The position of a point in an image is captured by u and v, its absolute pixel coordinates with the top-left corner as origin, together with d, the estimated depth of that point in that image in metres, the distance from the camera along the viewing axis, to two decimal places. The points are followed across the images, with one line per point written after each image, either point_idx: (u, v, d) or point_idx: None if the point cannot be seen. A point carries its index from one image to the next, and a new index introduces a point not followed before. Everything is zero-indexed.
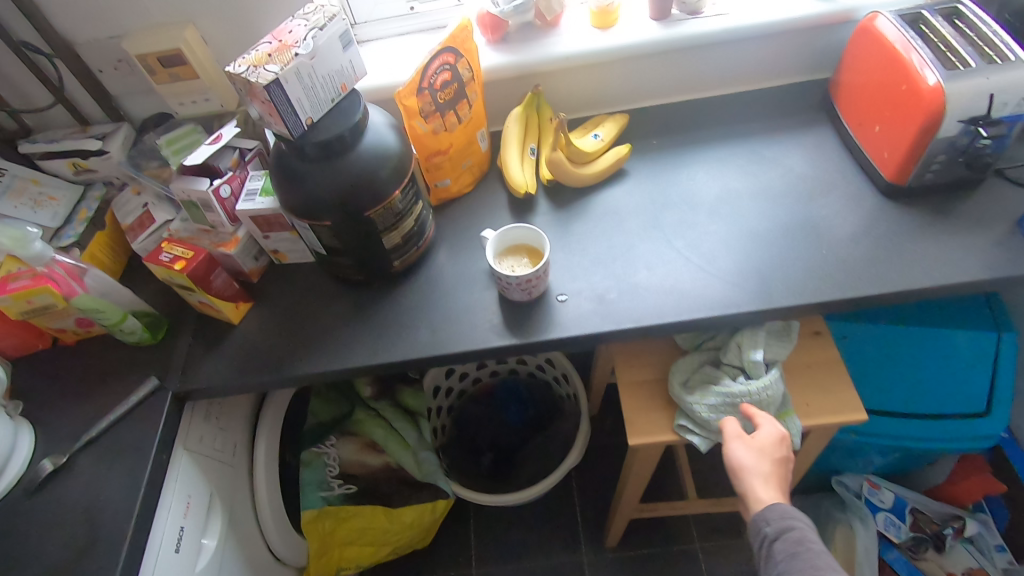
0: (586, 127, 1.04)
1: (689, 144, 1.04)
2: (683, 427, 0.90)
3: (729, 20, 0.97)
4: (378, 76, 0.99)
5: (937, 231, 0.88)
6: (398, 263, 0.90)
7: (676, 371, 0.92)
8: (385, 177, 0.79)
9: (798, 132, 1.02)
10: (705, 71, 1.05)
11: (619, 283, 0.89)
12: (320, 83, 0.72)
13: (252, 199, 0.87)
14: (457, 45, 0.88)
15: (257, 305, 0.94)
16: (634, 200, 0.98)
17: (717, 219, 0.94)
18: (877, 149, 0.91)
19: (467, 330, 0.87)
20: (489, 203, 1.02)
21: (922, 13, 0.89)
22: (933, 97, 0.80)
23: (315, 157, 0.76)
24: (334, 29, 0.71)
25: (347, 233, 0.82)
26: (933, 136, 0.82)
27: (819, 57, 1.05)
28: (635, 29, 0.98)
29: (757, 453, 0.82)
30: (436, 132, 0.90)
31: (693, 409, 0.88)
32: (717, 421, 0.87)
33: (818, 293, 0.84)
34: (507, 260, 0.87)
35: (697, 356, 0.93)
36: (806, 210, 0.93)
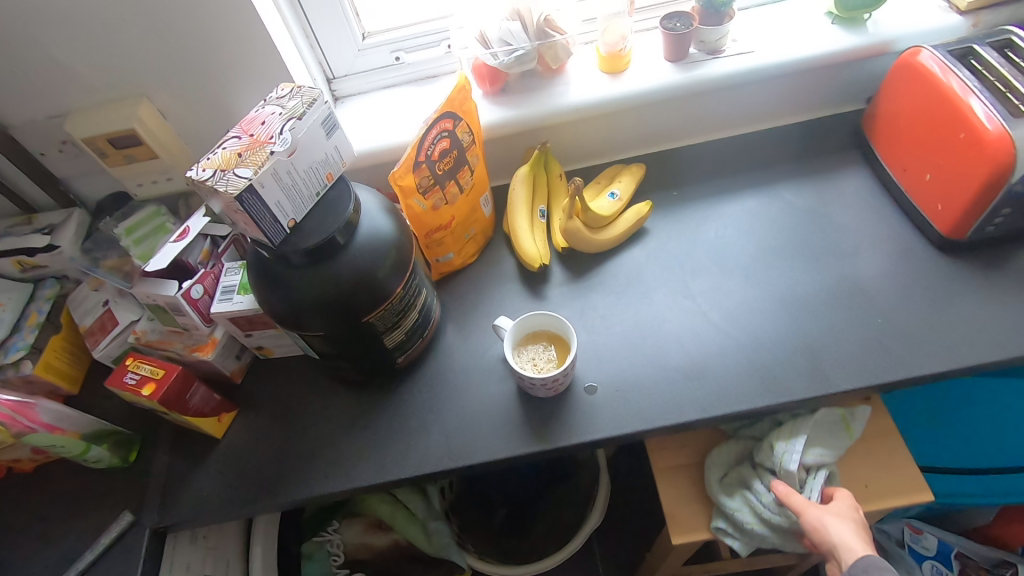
0: (600, 183, 0.94)
1: (712, 194, 0.94)
2: (722, 529, 0.81)
3: (754, 59, 0.87)
4: (365, 140, 0.88)
5: (1001, 289, 0.79)
6: (402, 359, 0.79)
7: (713, 464, 0.84)
8: (384, 275, 0.68)
9: (833, 176, 0.93)
10: (726, 111, 0.95)
11: (653, 366, 0.79)
12: (302, 180, 0.60)
13: (229, 298, 0.76)
14: (455, 109, 0.77)
15: (242, 411, 0.83)
16: (660, 264, 0.88)
17: (755, 282, 0.84)
18: (926, 199, 0.82)
19: (486, 433, 0.76)
20: (497, 274, 0.91)
21: (973, 46, 0.80)
22: (999, 149, 0.71)
23: (301, 261, 0.65)
24: (316, 116, 0.60)
25: (344, 338, 0.71)
26: (998, 191, 0.73)
27: (849, 89, 0.95)
28: (650, 73, 0.88)
29: (838, 515, 0.73)
30: (436, 208, 0.80)
31: (737, 516, 0.78)
32: (762, 530, 0.79)
33: (880, 372, 0.74)
34: (526, 350, 0.77)
35: (733, 449, 0.84)
36: (852, 268, 0.84)
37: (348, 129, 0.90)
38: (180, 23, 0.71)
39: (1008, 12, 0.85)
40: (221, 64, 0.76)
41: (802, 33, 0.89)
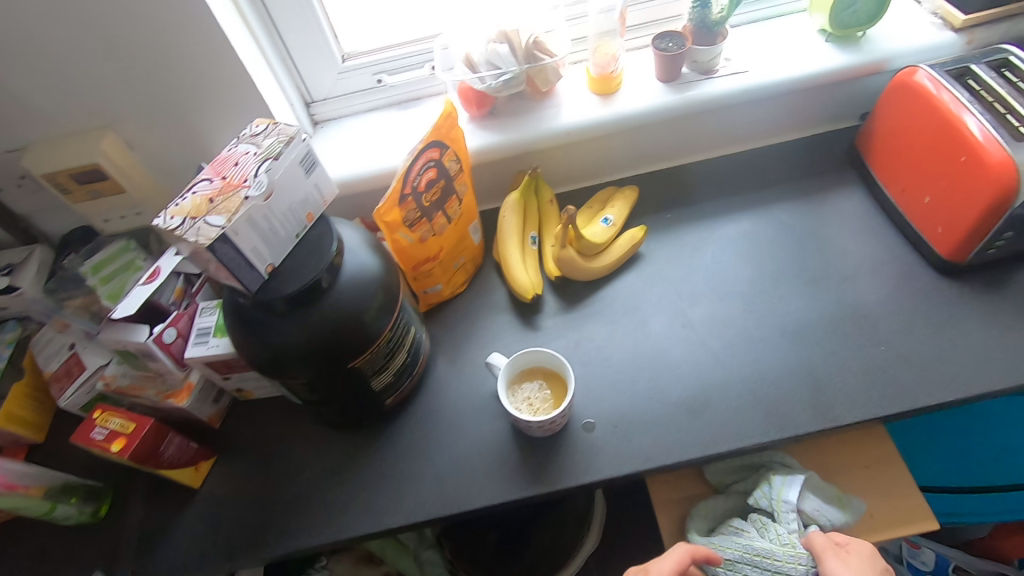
0: (593, 207, 0.90)
1: (707, 216, 0.92)
2: None
3: (748, 78, 0.85)
4: (346, 168, 0.84)
5: (1004, 313, 0.77)
6: (390, 400, 0.75)
7: (697, 517, 0.80)
8: (371, 318, 0.64)
9: (828, 196, 0.91)
10: (719, 130, 0.93)
11: (652, 400, 0.76)
12: (280, 223, 0.56)
13: (204, 342, 0.71)
14: (442, 138, 0.74)
15: (221, 458, 0.78)
16: (656, 291, 0.86)
17: (754, 310, 0.82)
18: (926, 222, 0.80)
19: (480, 477, 0.73)
20: (488, 304, 0.87)
21: (971, 66, 0.78)
22: (1002, 173, 0.69)
23: (281, 307, 0.61)
24: (294, 154, 0.56)
25: (328, 384, 0.67)
26: (1001, 216, 0.71)
27: (843, 106, 0.94)
28: (642, 94, 0.86)
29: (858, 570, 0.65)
30: (424, 240, 0.76)
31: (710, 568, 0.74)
32: None
33: (885, 402, 0.72)
34: (521, 389, 0.73)
35: (722, 503, 0.80)
36: (851, 293, 0.82)
37: (329, 155, 0.86)
38: (145, 52, 0.67)
39: (1003, 29, 0.84)
40: (191, 93, 0.72)
41: (795, 51, 0.87)
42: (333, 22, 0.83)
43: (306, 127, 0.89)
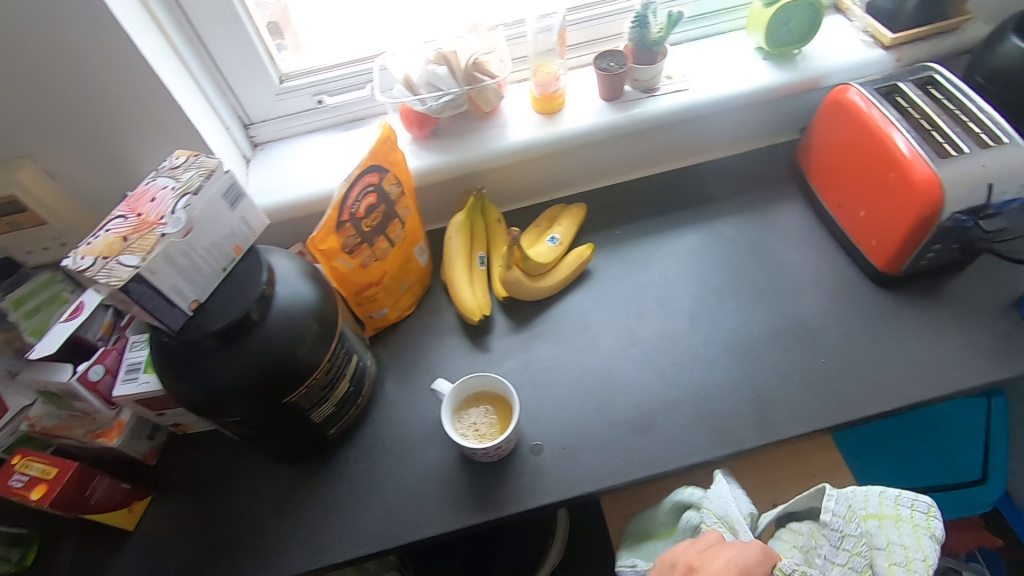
0: (540, 226, 0.90)
1: (654, 232, 0.92)
2: None
3: (688, 96, 0.86)
4: (287, 192, 0.82)
5: (935, 323, 0.80)
6: (334, 430, 0.73)
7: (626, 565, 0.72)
8: (306, 351, 0.62)
9: (770, 209, 0.93)
10: (663, 145, 0.94)
11: (599, 420, 0.76)
12: (204, 260, 0.54)
13: (134, 379, 0.68)
14: (380, 162, 0.73)
15: (157, 496, 0.75)
16: (604, 308, 0.86)
17: (699, 326, 0.83)
18: (861, 235, 0.82)
19: (428, 506, 0.71)
20: (436, 326, 0.86)
21: (898, 84, 0.80)
22: (927, 190, 0.71)
23: (209, 343, 0.59)
24: (215, 188, 0.54)
25: (265, 419, 0.64)
26: (929, 231, 0.73)
27: (782, 121, 0.96)
28: (585, 113, 0.86)
29: None
30: (365, 266, 0.75)
31: None
32: None
33: (825, 415, 0.73)
34: (466, 415, 0.72)
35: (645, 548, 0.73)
36: (793, 306, 0.83)
37: (269, 179, 0.84)
38: (62, 80, 0.64)
39: (927, 47, 0.87)
40: (115, 120, 0.69)
41: (734, 69, 0.88)
42: (268, 43, 0.81)
43: (245, 150, 0.86)
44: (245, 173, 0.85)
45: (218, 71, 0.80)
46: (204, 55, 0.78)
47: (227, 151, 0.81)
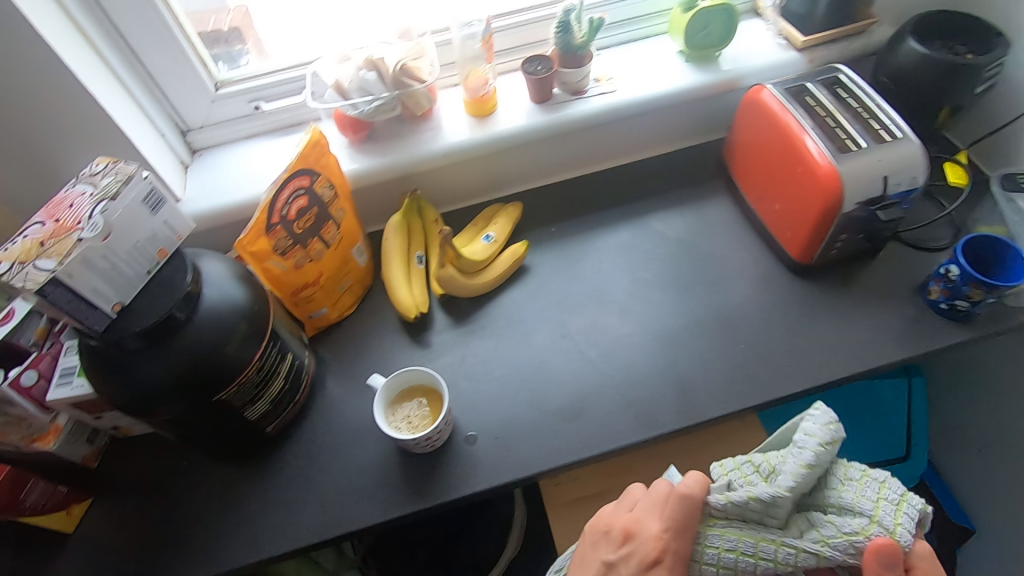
0: (477, 224, 0.94)
1: (588, 228, 0.96)
2: None
3: (614, 97, 0.90)
4: (224, 196, 0.83)
5: (848, 308, 0.84)
6: (271, 427, 0.75)
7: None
8: (235, 349, 0.64)
9: (698, 204, 0.97)
10: (595, 145, 0.98)
11: (531, 409, 0.79)
12: (124, 262, 0.57)
13: (68, 383, 0.69)
14: (311, 166, 0.75)
15: (98, 498, 0.76)
16: (539, 303, 0.89)
17: (629, 317, 0.86)
18: (778, 227, 0.87)
19: (364, 497, 0.74)
20: (377, 325, 0.88)
21: (805, 84, 0.85)
22: (828, 183, 0.76)
23: (135, 344, 0.61)
24: (133, 193, 0.57)
25: (197, 417, 0.66)
26: (833, 221, 0.78)
27: (709, 120, 1.00)
28: (516, 115, 0.89)
29: None
30: (299, 266, 0.77)
31: None
32: None
33: (743, 397, 0.77)
34: (400, 408, 0.75)
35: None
36: (717, 296, 0.87)
37: (207, 184, 0.85)
38: None
39: (837, 49, 0.92)
40: (44, 129, 0.71)
41: (658, 71, 0.93)
42: (201, 51, 0.83)
43: (182, 156, 0.87)
44: (184, 179, 0.86)
45: (151, 79, 0.81)
46: (135, 63, 0.79)
47: (163, 157, 0.82)
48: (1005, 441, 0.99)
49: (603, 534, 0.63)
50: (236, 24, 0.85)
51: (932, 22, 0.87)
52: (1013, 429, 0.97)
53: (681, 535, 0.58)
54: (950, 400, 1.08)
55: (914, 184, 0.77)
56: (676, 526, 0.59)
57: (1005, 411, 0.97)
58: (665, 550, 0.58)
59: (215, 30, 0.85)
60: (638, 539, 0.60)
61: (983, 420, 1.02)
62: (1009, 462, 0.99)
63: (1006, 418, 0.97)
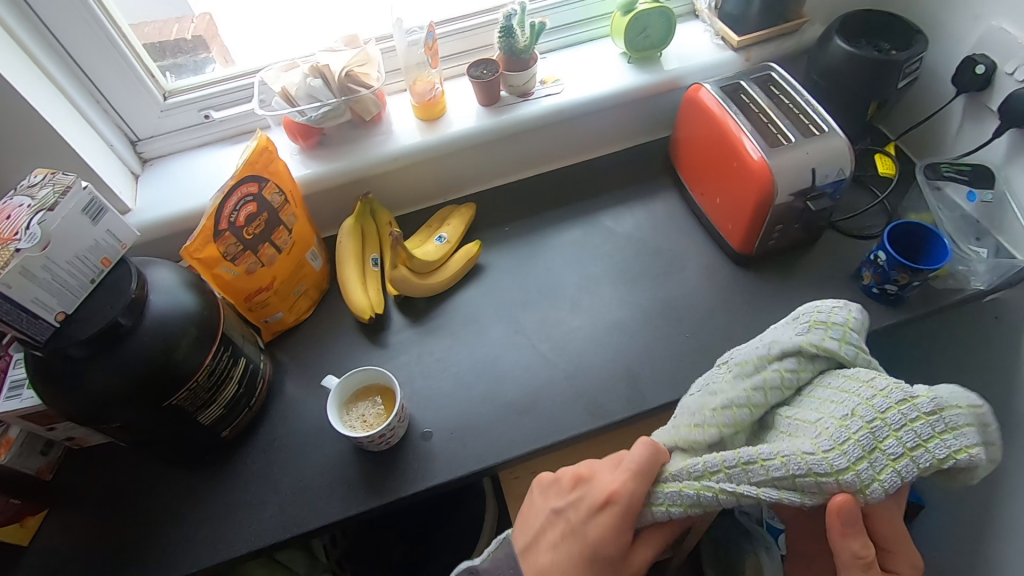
0: (431, 226, 0.96)
1: (541, 227, 0.99)
2: None
3: (560, 98, 0.93)
4: (174, 206, 0.84)
5: (788, 295, 0.88)
6: (228, 432, 0.76)
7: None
8: (184, 354, 0.65)
9: (647, 200, 1.01)
10: (545, 145, 1.00)
11: (486, 404, 0.81)
12: (66, 272, 0.58)
13: (17, 395, 0.70)
14: (259, 173, 0.76)
15: (54, 510, 0.76)
16: (493, 300, 0.91)
17: (580, 311, 0.89)
18: (720, 220, 0.90)
19: (322, 497, 0.75)
20: (334, 327, 0.90)
21: (740, 82, 0.89)
22: (760, 175, 0.79)
23: (81, 352, 0.61)
24: (73, 203, 0.58)
25: (148, 423, 0.67)
26: (768, 212, 0.82)
27: (654, 119, 1.04)
28: (464, 118, 0.92)
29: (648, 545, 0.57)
30: (251, 272, 0.78)
31: None
32: None
33: (688, 385, 0.80)
34: (355, 407, 0.76)
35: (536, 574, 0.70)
36: (665, 288, 0.90)
37: (159, 194, 0.86)
38: None
39: (771, 48, 0.96)
40: None
41: (602, 72, 0.96)
42: (148, 62, 0.84)
43: (133, 167, 0.88)
44: (135, 189, 0.86)
45: (97, 90, 0.81)
46: (81, 75, 0.80)
47: (112, 168, 0.83)
48: None
49: (554, 484, 0.62)
50: (200, 32, 0.86)
51: (857, 21, 0.91)
52: None
53: (633, 487, 0.55)
54: None
55: (842, 175, 0.81)
56: (631, 474, 0.56)
57: None
58: (617, 493, 0.56)
59: (178, 39, 0.85)
60: (592, 485, 0.59)
61: None
62: None
63: None
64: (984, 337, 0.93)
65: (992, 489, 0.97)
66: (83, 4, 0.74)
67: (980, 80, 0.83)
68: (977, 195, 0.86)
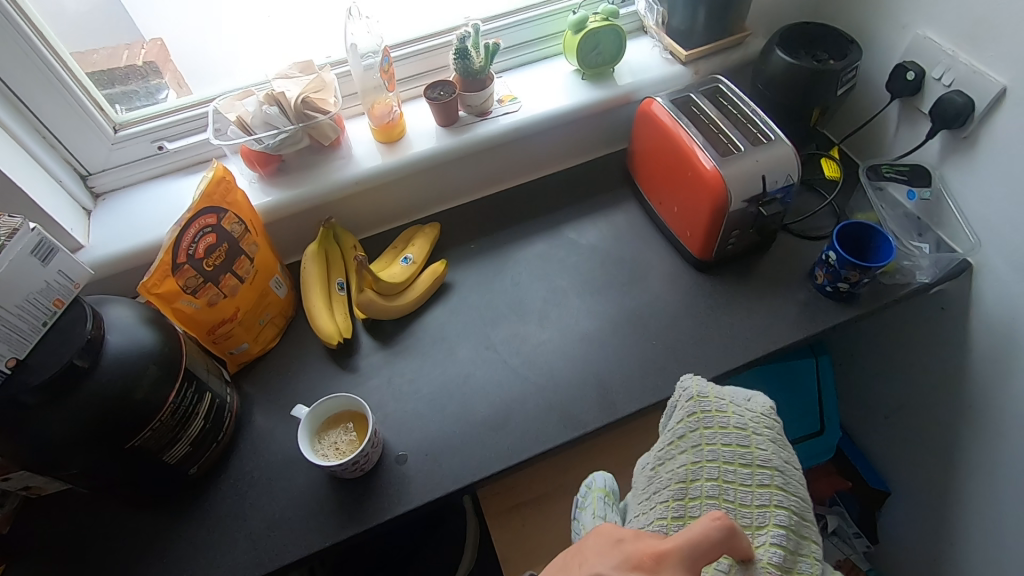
0: (396, 247, 0.96)
1: (507, 243, 1.00)
2: None
3: (517, 116, 0.94)
4: (130, 240, 0.82)
5: (748, 298, 0.91)
6: (195, 469, 0.74)
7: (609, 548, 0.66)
8: (146, 393, 0.64)
9: (608, 212, 1.03)
10: (505, 162, 1.02)
11: (459, 423, 0.81)
12: (16, 316, 0.57)
13: None
14: (217, 204, 0.75)
15: (12, 565, 0.73)
16: (462, 319, 0.91)
17: (548, 325, 0.90)
18: (679, 228, 0.93)
19: (297, 529, 0.74)
20: (301, 355, 0.88)
21: (689, 95, 0.93)
22: (713, 184, 0.82)
23: (34, 399, 0.59)
24: (20, 245, 0.56)
25: (109, 468, 0.65)
26: (723, 220, 0.84)
27: (610, 132, 1.07)
28: (424, 139, 0.92)
29: None
30: (213, 304, 0.77)
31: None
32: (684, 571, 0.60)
33: (657, 391, 0.82)
34: (327, 436, 0.75)
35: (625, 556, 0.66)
36: (630, 297, 0.92)
37: (112, 228, 0.84)
38: None
39: (717, 61, 1.00)
40: None
41: (558, 89, 0.98)
42: (95, 95, 0.82)
43: (84, 202, 0.86)
44: (88, 226, 0.84)
45: (42, 125, 0.79)
46: (24, 111, 0.77)
47: (63, 205, 0.81)
48: (904, 406, 1.08)
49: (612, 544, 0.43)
50: (152, 57, 0.84)
51: (796, 34, 0.96)
52: (909, 394, 1.06)
53: (682, 566, 0.41)
54: (857, 375, 1.16)
55: (790, 180, 0.84)
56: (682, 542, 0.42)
57: (900, 378, 1.06)
58: (666, 558, 0.41)
59: (128, 66, 0.84)
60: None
61: (884, 389, 1.10)
62: (910, 426, 1.08)
63: (902, 385, 1.06)
64: (930, 327, 0.98)
65: (950, 472, 1.01)
66: (24, 38, 0.72)
67: (912, 86, 0.88)
68: (917, 192, 0.91)
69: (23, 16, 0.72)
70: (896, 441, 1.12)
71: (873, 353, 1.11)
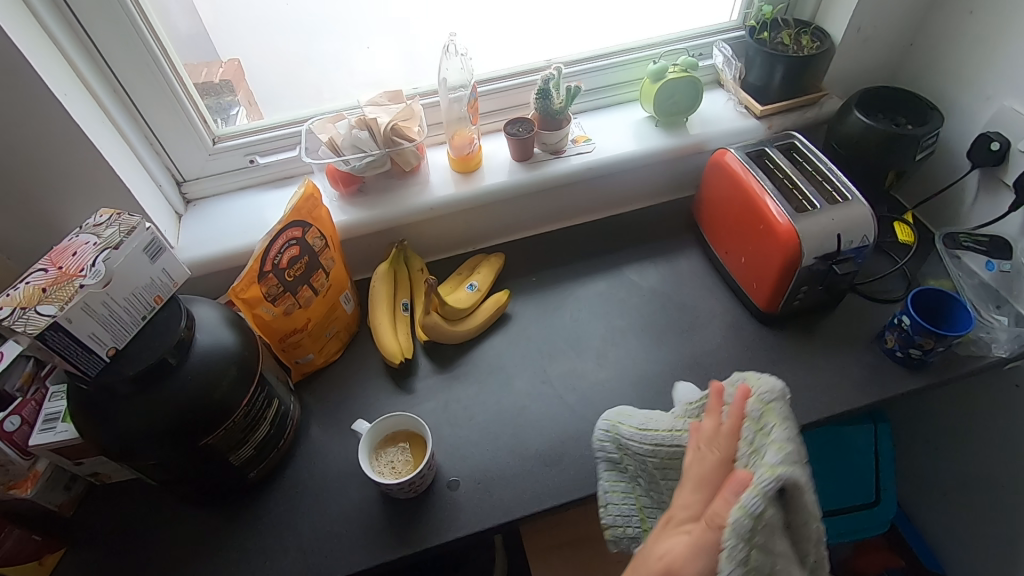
0: (461, 274, 0.99)
1: (568, 279, 1.01)
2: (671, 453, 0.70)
3: (591, 156, 0.97)
4: (212, 245, 0.86)
5: (814, 354, 0.88)
6: (254, 473, 0.76)
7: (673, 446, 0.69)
8: (224, 393, 0.66)
9: (670, 257, 1.03)
10: (573, 201, 1.05)
11: (513, 454, 0.80)
12: (122, 308, 0.60)
13: (50, 427, 0.70)
14: (303, 217, 0.79)
15: (71, 548, 0.75)
16: (520, 350, 0.92)
17: (606, 364, 0.89)
18: (745, 279, 0.92)
19: (345, 545, 0.73)
20: (361, 371, 0.90)
21: (765, 149, 0.94)
22: (786, 237, 0.82)
23: (125, 388, 0.62)
24: (136, 242, 0.60)
25: (180, 464, 0.67)
26: (794, 275, 0.84)
27: (676, 177, 1.09)
28: (499, 172, 0.95)
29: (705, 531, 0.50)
30: (288, 313, 0.80)
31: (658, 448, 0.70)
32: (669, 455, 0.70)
33: None
34: (384, 453, 0.76)
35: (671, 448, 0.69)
36: (691, 344, 0.91)
37: (199, 232, 0.88)
38: None
39: (792, 117, 1.01)
40: (43, 182, 0.73)
41: (633, 133, 1.01)
42: (200, 106, 0.88)
43: (177, 205, 0.91)
44: (178, 227, 0.89)
45: (150, 131, 0.85)
46: (137, 117, 0.83)
47: (160, 208, 0.86)
48: (973, 483, 1.02)
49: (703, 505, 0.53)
50: (227, 77, 0.88)
51: (873, 97, 0.97)
52: (980, 473, 1.00)
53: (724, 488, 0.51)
54: (919, 446, 1.11)
55: (865, 242, 0.83)
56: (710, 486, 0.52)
57: (970, 452, 1.01)
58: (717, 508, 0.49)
59: (206, 81, 0.87)
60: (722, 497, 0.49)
61: (952, 462, 1.05)
62: (978, 504, 1.02)
63: (975, 463, 1.00)
64: (1005, 405, 0.93)
65: None
66: (148, 51, 0.78)
67: (995, 156, 0.87)
68: (996, 264, 0.88)
69: (152, 32, 0.78)
70: (961, 520, 1.06)
71: (941, 425, 1.06)
